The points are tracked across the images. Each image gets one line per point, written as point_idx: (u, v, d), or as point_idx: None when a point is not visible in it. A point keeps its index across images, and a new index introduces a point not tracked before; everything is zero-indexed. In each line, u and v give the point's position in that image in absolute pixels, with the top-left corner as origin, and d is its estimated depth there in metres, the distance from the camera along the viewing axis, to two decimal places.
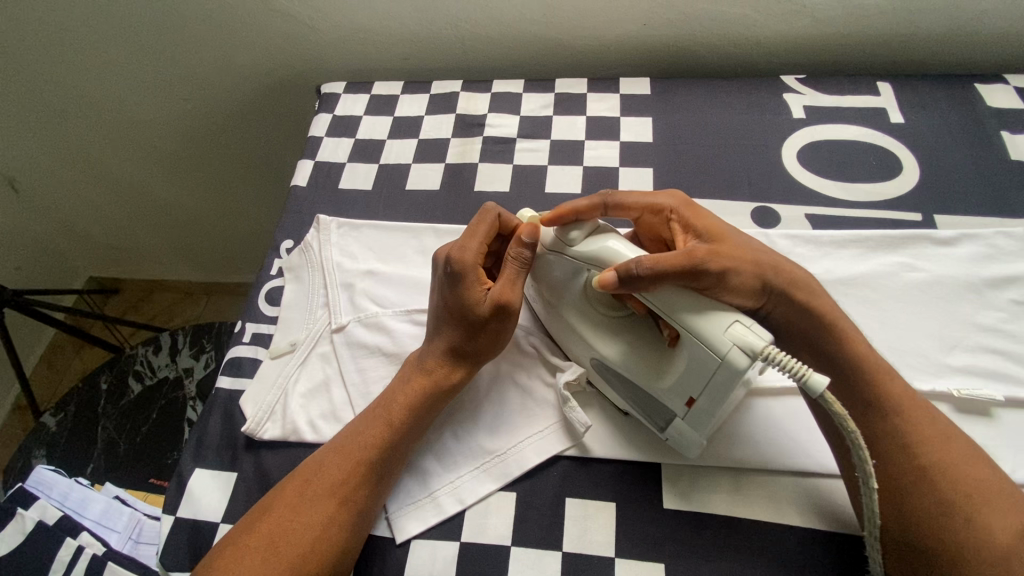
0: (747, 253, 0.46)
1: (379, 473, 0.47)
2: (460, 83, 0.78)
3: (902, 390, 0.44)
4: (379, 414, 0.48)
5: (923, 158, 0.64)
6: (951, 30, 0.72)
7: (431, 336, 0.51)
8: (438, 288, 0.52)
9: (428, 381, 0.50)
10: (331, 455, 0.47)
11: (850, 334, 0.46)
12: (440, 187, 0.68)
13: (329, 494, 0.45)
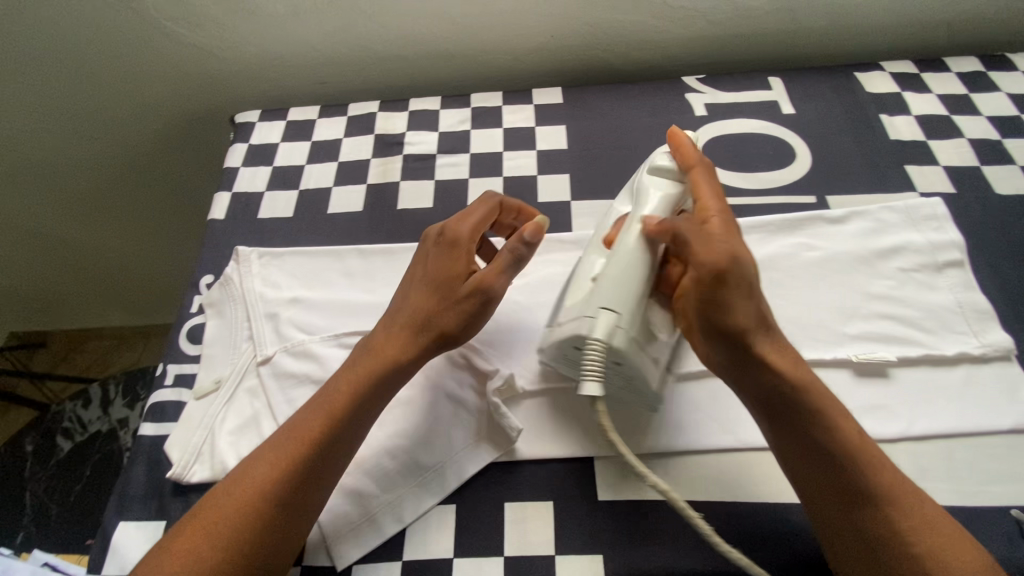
0: (746, 303, 0.43)
1: (319, 471, 0.45)
2: (376, 104, 0.78)
3: (894, 476, 0.41)
4: (325, 403, 0.47)
5: (814, 144, 0.69)
6: (830, 25, 0.78)
7: (404, 310, 0.50)
8: (427, 256, 0.52)
9: (385, 366, 0.48)
10: (265, 455, 0.45)
11: (835, 417, 0.43)
12: (363, 208, 0.68)
13: (261, 498, 0.42)
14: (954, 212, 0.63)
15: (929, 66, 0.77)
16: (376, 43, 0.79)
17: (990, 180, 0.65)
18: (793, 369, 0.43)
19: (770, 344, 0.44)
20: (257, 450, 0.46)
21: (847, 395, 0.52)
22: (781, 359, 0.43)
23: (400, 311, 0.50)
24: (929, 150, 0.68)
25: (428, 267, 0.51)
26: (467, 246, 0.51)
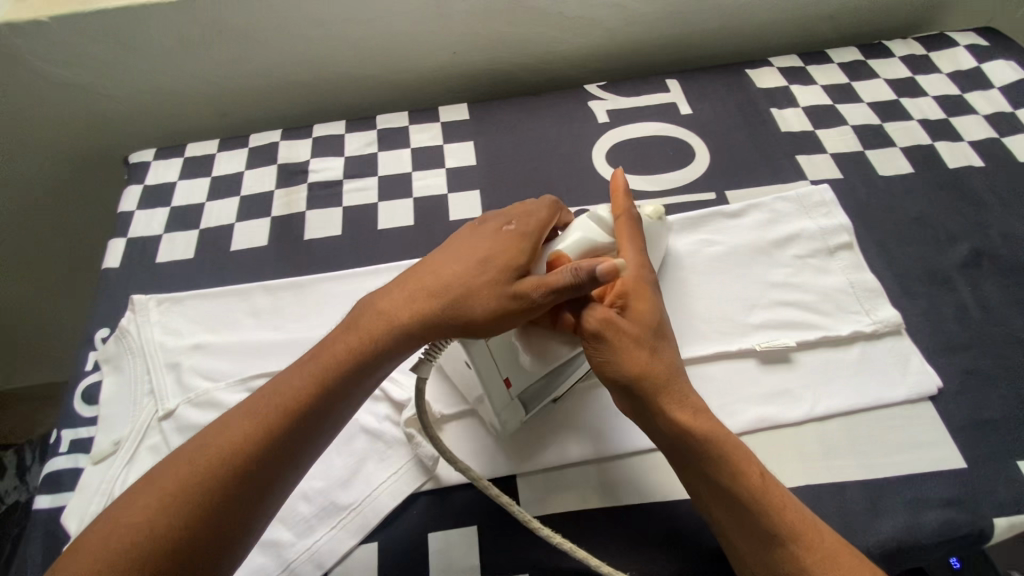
0: (638, 360, 0.45)
1: (270, 464, 0.40)
2: (279, 132, 0.76)
3: (796, 514, 0.41)
4: (287, 387, 0.42)
5: (711, 143, 0.72)
6: (719, 26, 0.82)
7: (402, 289, 0.46)
8: (465, 237, 0.48)
9: (364, 349, 0.43)
10: (206, 442, 0.40)
11: (742, 459, 0.43)
12: (268, 242, 0.66)
13: (198, 492, 0.38)
14: (842, 197, 0.67)
15: (813, 59, 0.81)
16: (275, 69, 0.77)
17: (873, 162, 0.69)
18: (693, 419, 0.44)
19: (675, 396, 0.45)
20: (196, 438, 0.41)
21: (753, 385, 0.54)
22: (685, 408, 0.44)
23: (399, 290, 0.46)
24: (817, 139, 0.72)
25: (453, 250, 0.47)
26: (507, 229, 0.47)
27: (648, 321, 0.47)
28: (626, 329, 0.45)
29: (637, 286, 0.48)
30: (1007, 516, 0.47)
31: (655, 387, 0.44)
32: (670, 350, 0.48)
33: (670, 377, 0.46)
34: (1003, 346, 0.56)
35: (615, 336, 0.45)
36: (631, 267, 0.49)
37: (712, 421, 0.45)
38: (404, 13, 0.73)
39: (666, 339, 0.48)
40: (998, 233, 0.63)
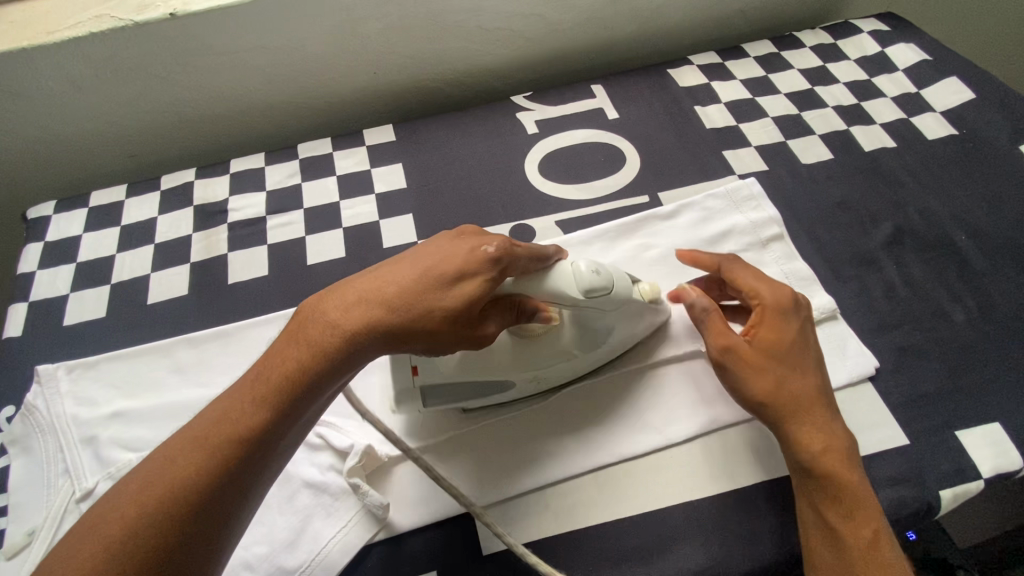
0: (800, 376, 0.47)
1: (219, 501, 0.34)
2: (192, 171, 0.72)
3: (884, 548, 0.42)
4: (239, 410, 0.37)
5: (639, 145, 0.72)
6: (637, 29, 0.82)
7: (359, 300, 0.41)
8: (427, 248, 0.44)
9: (320, 368, 0.38)
10: (150, 475, 0.34)
11: (849, 489, 0.44)
12: (189, 291, 0.62)
13: (141, 537, 0.32)
14: (770, 188, 0.68)
15: (730, 54, 0.83)
16: (182, 104, 0.73)
17: (795, 152, 0.71)
18: (822, 441, 0.45)
19: (808, 424, 0.46)
20: (140, 471, 0.35)
21: (701, 387, 0.54)
22: (817, 439, 0.45)
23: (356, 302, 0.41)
24: (740, 133, 0.73)
25: (413, 260, 0.43)
26: (488, 251, 0.42)
27: (784, 346, 0.48)
28: (761, 358, 0.48)
29: (779, 309, 0.49)
30: (950, 486, 0.49)
31: (779, 412, 0.46)
32: (815, 373, 0.48)
33: (800, 402, 0.46)
34: (931, 320, 0.58)
35: (741, 367, 0.48)
36: (764, 296, 0.50)
37: (835, 447, 0.45)
38: (315, 37, 0.70)
39: (808, 361, 0.48)
40: (915, 210, 0.66)
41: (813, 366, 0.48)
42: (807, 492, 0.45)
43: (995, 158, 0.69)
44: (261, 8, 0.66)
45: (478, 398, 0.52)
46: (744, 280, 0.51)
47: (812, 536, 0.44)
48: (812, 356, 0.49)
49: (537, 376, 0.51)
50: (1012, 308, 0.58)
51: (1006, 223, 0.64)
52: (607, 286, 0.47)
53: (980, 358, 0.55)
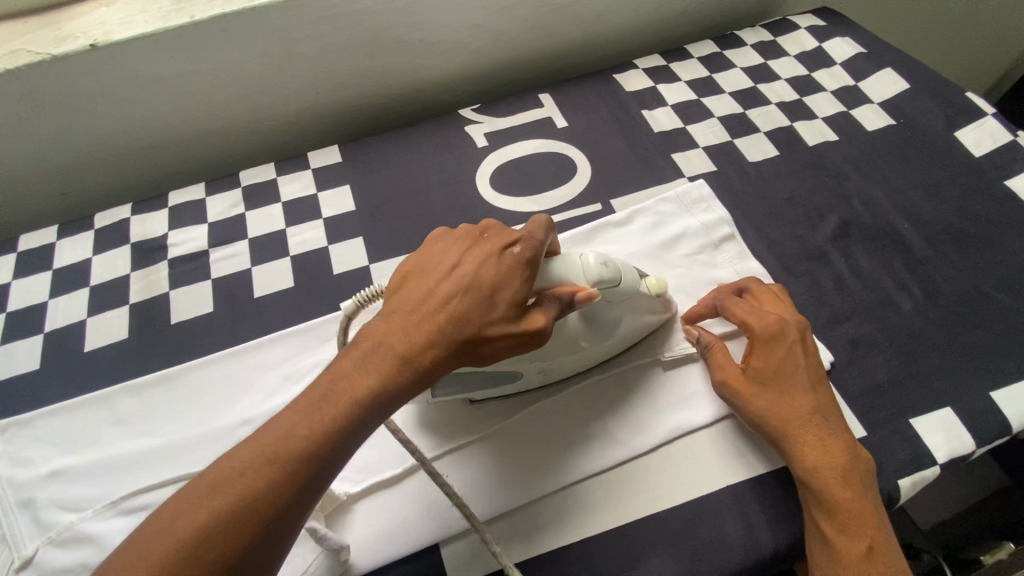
0: (792, 399, 0.48)
1: (290, 510, 0.36)
2: (128, 207, 0.68)
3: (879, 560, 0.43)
4: (303, 424, 0.37)
5: (589, 153, 0.72)
6: (582, 36, 0.82)
7: (406, 313, 0.40)
8: (460, 251, 0.43)
9: (381, 381, 0.38)
10: (218, 479, 0.35)
11: (848, 505, 0.44)
12: (130, 334, 0.59)
13: (217, 540, 0.33)
14: (719, 188, 0.69)
15: (674, 56, 0.83)
16: (114, 137, 0.70)
17: (742, 150, 0.72)
18: (816, 459, 0.46)
19: (802, 446, 0.47)
20: (211, 469, 0.36)
21: (661, 395, 0.54)
22: (812, 457, 0.46)
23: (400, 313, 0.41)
24: (688, 135, 0.74)
25: (451, 268, 0.42)
26: (512, 255, 0.42)
27: (775, 373, 0.49)
28: (751, 385, 0.50)
29: (767, 339, 0.50)
30: (908, 475, 0.50)
31: (772, 435, 0.48)
32: (809, 395, 0.48)
33: (790, 424, 0.47)
34: (880, 310, 0.59)
35: (733, 394, 0.50)
36: (756, 326, 0.51)
37: (833, 464, 0.46)
38: (250, 61, 0.68)
39: (803, 385, 0.49)
40: (859, 202, 0.67)
41: (807, 390, 0.49)
42: (807, 506, 0.46)
43: (931, 146, 0.71)
44: (189, 33, 0.63)
45: (492, 387, 0.52)
46: (736, 313, 0.53)
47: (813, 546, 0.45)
48: (808, 380, 0.49)
49: (546, 368, 0.51)
50: (956, 292, 0.60)
51: (945, 209, 0.66)
52: (615, 278, 0.48)
53: (930, 344, 0.56)
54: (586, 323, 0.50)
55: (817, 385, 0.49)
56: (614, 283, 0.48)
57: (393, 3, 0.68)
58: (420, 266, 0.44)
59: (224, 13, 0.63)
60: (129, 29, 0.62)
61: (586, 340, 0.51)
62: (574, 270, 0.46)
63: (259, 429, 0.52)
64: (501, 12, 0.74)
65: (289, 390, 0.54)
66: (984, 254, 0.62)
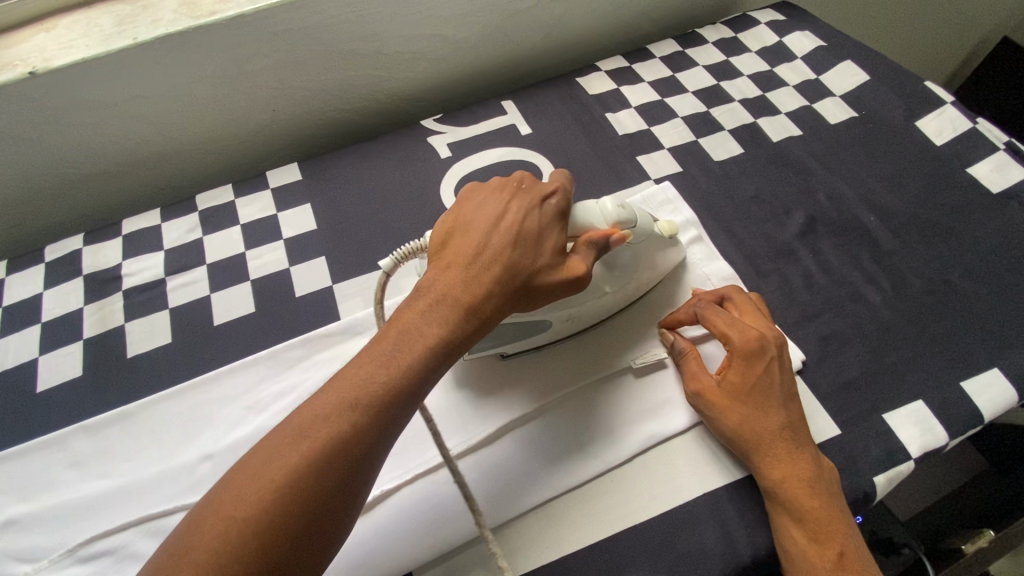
0: (766, 409, 0.48)
1: (372, 453, 0.36)
2: (80, 238, 0.66)
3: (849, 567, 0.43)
4: (380, 370, 0.38)
5: (554, 159, 0.71)
6: (543, 40, 0.81)
7: (460, 262, 0.42)
8: (500, 203, 0.45)
9: (447, 327, 0.40)
10: (301, 425, 0.35)
11: (818, 513, 0.44)
12: (84, 371, 0.57)
13: (309, 479, 0.34)
14: (685, 188, 0.68)
15: (636, 57, 0.83)
16: (61, 165, 0.67)
17: (707, 149, 0.72)
18: (787, 468, 0.46)
19: (772, 458, 0.46)
20: (290, 415, 0.36)
21: (634, 403, 0.53)
22: (782, 467, 0.46)
23: (455, 263, 0.42)
24: (653, 136, 0.73)
25: (495, 220, 0.44)
26: (552, 206, 0.45)
27: (750, 387, 0.49)
28: (725, 397, 0.49)
29: (748, 353, 0.49)
30: (883, 472, 0.49)
31: (745, 444, 0.48)
32: (781, 410, 0.48)
33: (764, 436, 0.47)
34: (849, 304, 0.59)
35: (708, 405, 0.50)
36: (734, 335, 0.50)
37: (802, 473, 0.45)
38: (201, 82, 0.66)
39: (776, 401, 0.48)
40: (825, 196, 0.67)
41: (779, 405, 0.48)
42: (778, 515, 0.46)
43: (894, 137, 0.71)
44: (133, 56, 0.61)
45: (521, 339, 0.53)
46: (718, 323, 0.52)
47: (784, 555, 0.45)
48: (781, 397, 0.48)
49: (572, 316, 0.53)
50: (923, 283, 0.60)
51: (909, 199, 0.66)
52: (631, 218, 0.51)
53: (899, 337, 0.56)
54: (609, 268, 0.52)
55: (789, 401, 0.49)
56: (630, 224, 0.51)
57: (346, 16, 0.67)
58: (461, 224, 0.45)
59: (169, 34, 0.61)
60: (68, 54, 0.59)
61: (609, 284, 0.53)
62: (594, 214, 0.48)
63: (221, 463, 0.50)
64: (458, 20, 0.73)
65: (252, 420, 0.52)
66: (949, 243, 0.62)
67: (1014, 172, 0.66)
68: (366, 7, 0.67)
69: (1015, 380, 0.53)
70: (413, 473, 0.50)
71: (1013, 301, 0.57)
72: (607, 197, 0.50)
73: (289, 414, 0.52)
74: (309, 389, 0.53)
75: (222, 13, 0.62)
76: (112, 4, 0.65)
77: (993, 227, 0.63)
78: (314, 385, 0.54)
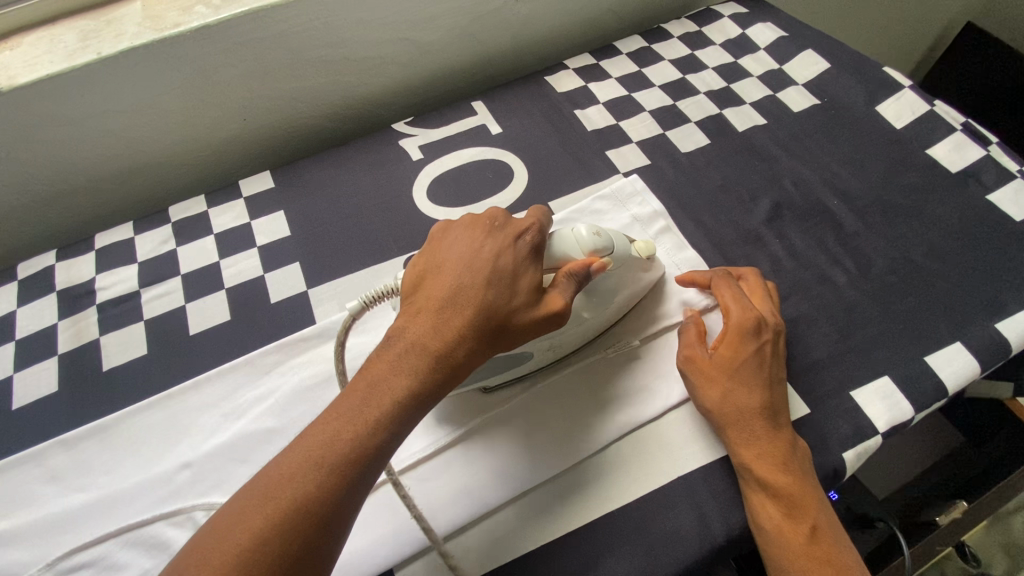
0: (749, 389, 0.49)
1: (340, 511, 0.36)
2: (53, 254, 0.67)
3: (819, 539, 0.44)
4: (346, 428, 0.38)
5: (525, 157, 0.72)
6: (511, 41, 0.82)
7: (430, 308, 0.42)
8: (472, 242, 0.45)
9: (416, 379, 0.40)
10: (266, 488, 0.35)
11: (792, 487, 0.45)
12: (60, 386, 0.57)
13: (275, 542, 0.34)
14: (654, 181, 0.69)
15: (604, 54, 0.84)
16: (31, 182, 0.67)
17: (675, 141, 0.73)
18: (763, 446, 0.47)
19: (749, 435, 0.47)
20: (262, 473, 0.37)
21: (611, 390, 0.54)
22: (757, 445, 0.47)
23: (426, 307, 0.42)
24: (621, 130, 0.74)
25: (467, 259, 0.44)
26: (525, 243, 0.46)
27: (738, 362, 0.50)
28: (714, 368, 0.50)
29: (742, 329, 0.51)
30: (851, 447, 0.51)
31: (725, 420, 0.48)
32: (764, 389, 0.49)
33: (743, 413, 0.48)
34: (816, 286, 0.60)
35: (696, 375, 0.51)
36: (735, 311, 0.52)
37: (777, 450, 0.46)
38: (169, 94, 0.66)
39: (760, 380, 0.49)
40: (790, 183, 0.68)
41: (764, 384, 0.49)
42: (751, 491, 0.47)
43: (855, 122, 0.73)
44: (99, 70, 0.61)
45: (502, 372, 0.52)
46: (725, 296, 0.53)
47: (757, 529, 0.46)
48: (766, 376, 0.49)
49: (553, 345, 0.52)
50: (887, 263, 0.61)
51: (871, 182, 0.68)
52: (608, 246, 0.50)
53: (865, 315, 0.58)
54: (590, 292, 0.51)
55: (774, 382, 0.50)
56: (608, 251, 0.50)
57: (312, 23, 0.67)
58: (435, 261, 0.45)
59: (134, 47, 0.61)
60: (35, 70, 0.59)
61: (587, 309, 0.52)
62: (568, 243, 0.48)
63: (199, 471, 0.50)
64: (424, 24, 0.74)
65: (230, 427, 0.53)
66: (910, 223, 0.64)
67: (971, 151, 0.67)
68: (331, 14, 0.67)
69: (976, 353, 0.54)
70: (391, 472, 0.50)
71: (973, 276, 0.59)
72: (582, 224, 0.49)
73: (266, 420, 0.53)
74: (286, 394, 0.54)
75: (186, 25, 0.62)
76: (77, 20, 0.65)
77: (952, 205, 0.64)
78: (291, 390, 0.54)
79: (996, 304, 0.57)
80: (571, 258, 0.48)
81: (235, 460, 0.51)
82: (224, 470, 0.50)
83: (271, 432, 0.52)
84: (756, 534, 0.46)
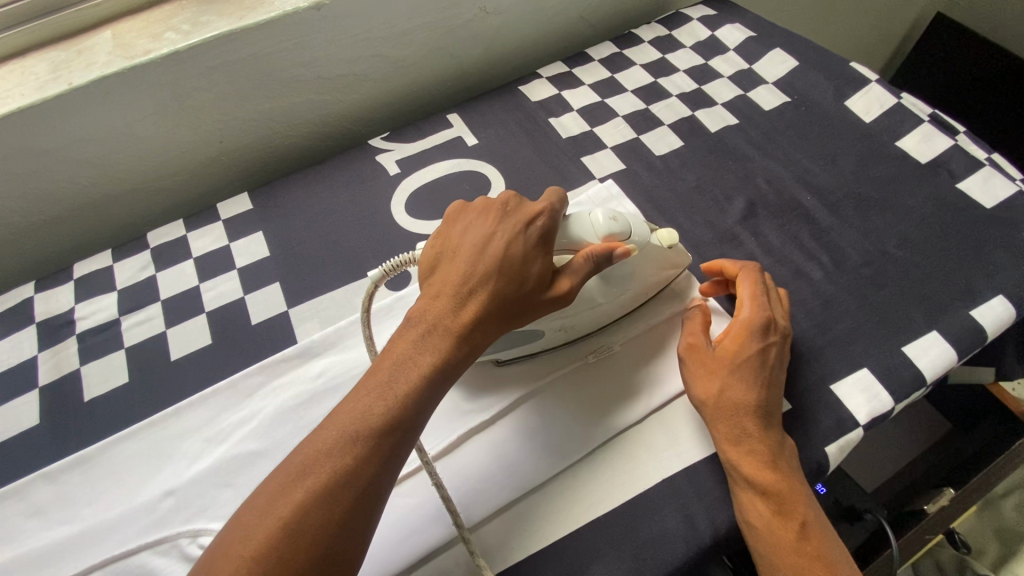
0: (753, 382, 0.48)
1: (376, 485, 0.37)
2: (31, 286, 0.67)
3: (811, 532, 0.44)
4: (376, 404, 0.39)
5: (501, 166, 0.73)
6: (484, 52, 0.83)
7: (449, 288, 0.44)
8: (483, 228, 0.47)
9: (440, 354, 0.42)
10: (302, 465, 0.37)
11: (785, 482, 0.45)
12: (40, 419, 0.57)
13: (316, 515, 0.35)
14: (630, 185, 0.70)
15: (576, 61, 0.85)
16: (7, 215, 0.67)
17: (648, 145, 0.74)
18: (756, 440, 0.47)
19: (739, 432, 0.47)
20: (293, 455, 0.38)
21: (602, 394, 0.54)
22: (750, 439, 0.47)
23: (444, 289, 0.45)
24: (596, 136, 0.75)
25: (479, 245, 0.46)
26: (536, 228, 0.46)
27: (741, 359, 0.49)
28: (712, 362, 0.50)
29: (749, 327, 0.50)
30: (834, 441, 0.51)
31: (728, 408, 0.48)
32: (761, 388, 0.48)
33: (738, 409, 0.48)
34: (793, 282, 0.61)
35: (695, 365, 0.51)
36: (746, 308, 0.51)
37: (773, 444, 0.47)
38: (144, 118, 0.67)
39: (759, 376, 0.49)
40: (763, 181, 0.69)
41: (763, 383, 0.48)
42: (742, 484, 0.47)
43: (825, 117, 0.74)
44: (72, 101, 0.61)
45: (518, 346, 0.54)
46: (739, 294, 0.53)
47: (750, 523, 0.46)
48: (766, 375, 0.49)
49: (566, 325, 0.53)
50: (862, 255, 0.62)
51: (844, 176, 0.68)
52: (625, 231, 0.50)
53: (842, 309, 0.58)
54: (603, 280, 0.52)
55: (774, 383, 0.49)
56: (626, 236, 0.50)
57: (283, 44, 0.68)
58: (449, 245, 0.47)
59: (104, 75, 0.61)
60: (6, 103, 0.60)
61: (602, 296, 0.53)
62: (584, 228, 0.49)
63: (182, 498, 0.50)
64: (396, 40, 0.74)
65: (213, 452, 0.52)
66: (883, 215, 0.64)
67: (939, 142, 0.69)
68: (302, 35, 0.68)
69: (953, 341, 0.55)
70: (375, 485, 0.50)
71: (945, 263, 0.60)
72: (600, 209, 0.50)
73: (248, 443, 0.52)
74: (267, 416, 0.54)
75: (156, 51, 0.62)
76: (48, 51, 0.65)
77: (923, 196, 0.65)
78: (273, 411, 0.54)
79: (971, 291, 0.58)
80: (589, 243, 0.49)
81: (218, 487, 0.50)
82: (209, 495, 0.50)
83: (254, 455, 0.52)
84: (744, 525, 0.46)
